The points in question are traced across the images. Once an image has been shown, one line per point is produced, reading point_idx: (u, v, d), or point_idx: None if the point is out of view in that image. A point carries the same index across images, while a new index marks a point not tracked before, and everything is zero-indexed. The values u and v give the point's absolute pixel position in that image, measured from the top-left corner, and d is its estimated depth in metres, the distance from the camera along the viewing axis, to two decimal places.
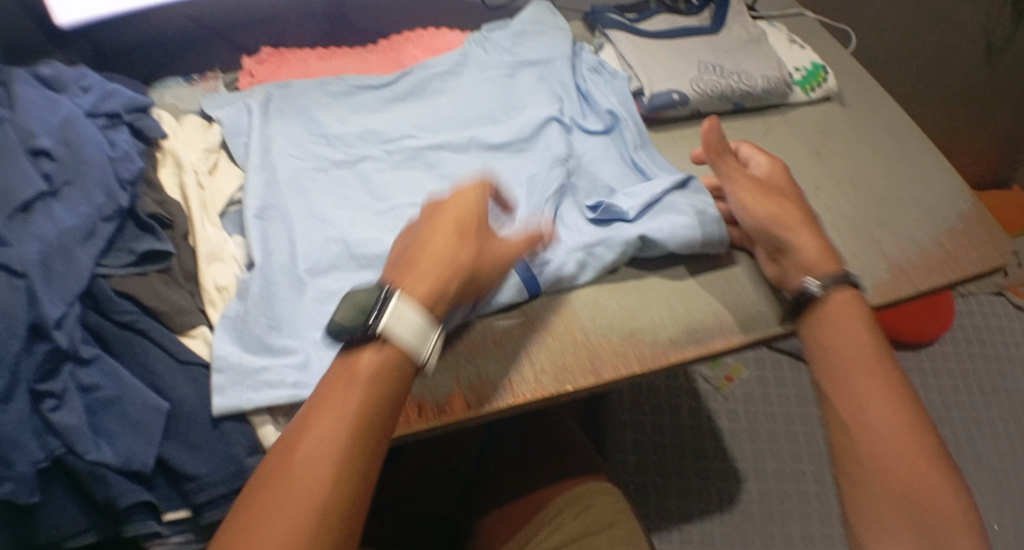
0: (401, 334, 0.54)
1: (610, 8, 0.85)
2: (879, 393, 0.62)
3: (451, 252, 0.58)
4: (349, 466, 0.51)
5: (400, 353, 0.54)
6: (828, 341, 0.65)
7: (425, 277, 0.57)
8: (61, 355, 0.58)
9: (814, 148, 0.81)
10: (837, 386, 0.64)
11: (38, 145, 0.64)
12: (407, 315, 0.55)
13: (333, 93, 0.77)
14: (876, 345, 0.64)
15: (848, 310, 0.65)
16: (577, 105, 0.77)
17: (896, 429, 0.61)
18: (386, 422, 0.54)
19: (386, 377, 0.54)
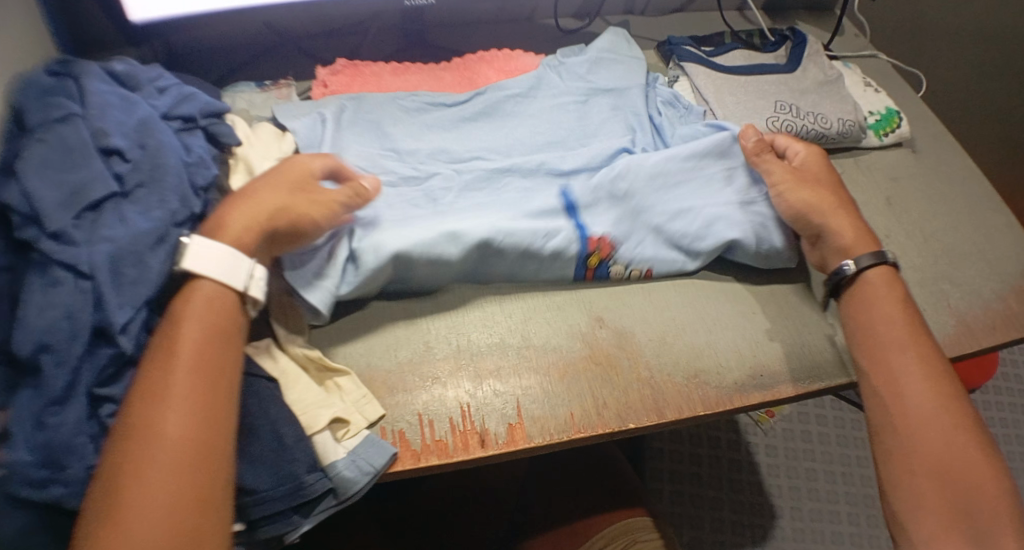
0: (201, 267, 0.56)
1: (686, 40, 0.84)
2: (919, 360, 0.61)
3: (271, 208, 0.60)
4: (198, 412, 0.51)
5: (217, 290, 0.56)
6: (863, 312, 0.65)
7: (241, 230, 0.58)
8: (124, 359, 0.59)
9: (885, 194, 0.79)
10: (875, 355, 0.63)
11: (110, 145, 0.63)
12: (206, 257, 0.56)
13: (407, 109, 0.76)
14: (912, 317, 0.64)
15: (880, 282, 0.65)
16: (649, 138, 0.76)
17: (942, 401, 0.60)
18: (229, 343, 0.56)
19: (211, 306, 0.56)
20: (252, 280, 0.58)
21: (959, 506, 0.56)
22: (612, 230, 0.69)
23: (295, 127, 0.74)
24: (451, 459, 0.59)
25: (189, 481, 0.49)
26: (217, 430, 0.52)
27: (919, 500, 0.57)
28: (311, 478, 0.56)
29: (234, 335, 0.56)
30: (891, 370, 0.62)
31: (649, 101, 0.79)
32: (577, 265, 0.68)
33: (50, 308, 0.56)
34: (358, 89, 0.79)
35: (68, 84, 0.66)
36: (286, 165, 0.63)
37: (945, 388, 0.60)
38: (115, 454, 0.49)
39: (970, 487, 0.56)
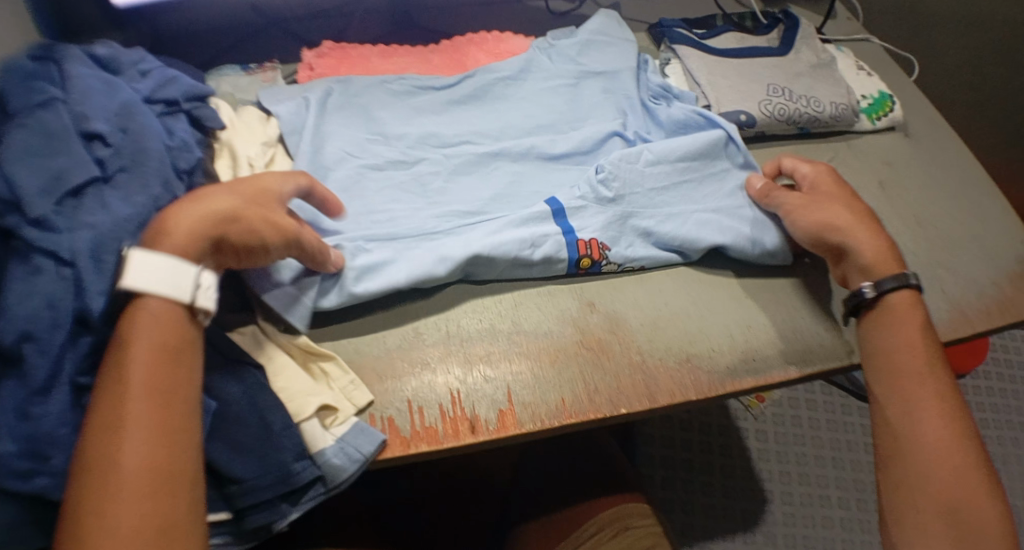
0: (145, 283, 0.51)
1: (678, 23, 0.83)
2: (930, 389, 0.61)
3: (225, 230, 0.54)
4: (167, 440, 0.49)
5: (167, 305, 0.52)
6: (881, 340, 0.64)
7: (187, 244, 0.53)
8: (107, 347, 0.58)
9: (877, 179, 0.79)
10: (888, 383, 0.62)
11: (92, 129, 0.62)
12: (151, 270, 0.52)
13: (395, 92, 0.75)
14: (928, 345, 0.63)
15: (905, 308, 0.64)
16: (641, 122, 0.76)
17: (948, 432, 0.59)
18: (185, 358, 0.52)
19: (161, 325, 0.52)
20: (198, 290, 0.53)
21: (959, 540, 0.56)
22: (599, 230, 0.67)
23: (280, 111, 0.72)
24: (442, 446, 0.59)
25: (171, 510, 0.47)
26: (186, 463, 0.49)
27: (924, 533, 0.57)
28: (299, 466, 0.56)
29: (188, 356, 0.52)
30: (906, 402, 0.61)
31: (641, 85, 0.79)
32: (568, 266, 0.67)
33: (31, 297, 0.55)
34: (346, 71, 0.77)
35: (50, 69, 0.65)
36: (252, 180, 0.58)
37: (951, 419, 0.60)
38: (84, 496, 0.47)
39: (973, 524, 0.57)
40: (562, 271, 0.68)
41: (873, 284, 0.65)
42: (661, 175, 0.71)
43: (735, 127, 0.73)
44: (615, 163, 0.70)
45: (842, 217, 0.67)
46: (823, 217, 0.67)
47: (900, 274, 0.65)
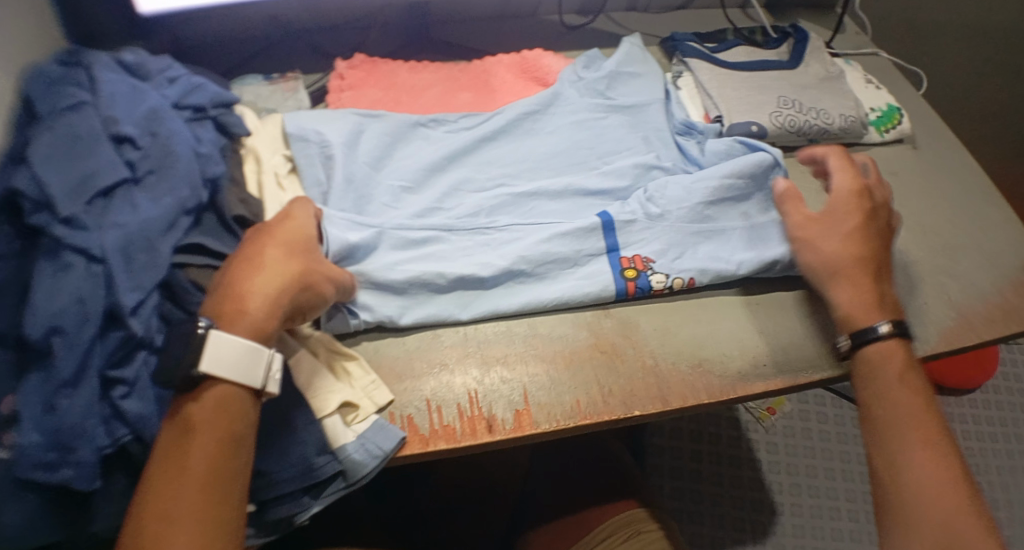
0: (218, 369, 0.54)
1: (690, 37, 0.84)
2: (918, 436, 0.61)
3: (279, 278, 0.58)
4: (208, 501, 0.52)
5: (230, 388, 0.55)
6: (867, 388, 0.64)
7: (256, 309, 0.57)
8: (135, 342, 0.60)
9: (884, 190, 0.80)
10: (877, 434, 0.63)
11: (121, 132, 0.65)
12: (226, 353, 0.55)
13: (430, 136, 0.75)
14: (913, 389, 0.63)
15: (891, 358, 0.64)
16: (675, 157, 0.74)
17: (942, 473, 0.60)
18: (240, 418, 0.55)
19: (225, 410, 0.55)
20: (268, 375, 0.56)
21: None
22: (647, 246, 0.69)
23: (297, 160, 0.70)
24: (459, 443, 0.61)
25: None
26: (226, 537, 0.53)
27: None
28: (320, 461, 0.58)
29: (243, 441, 0.55)
30: (892, 447, 0.61)
31: (669, 117, 0.77)
32: (613, 276, 0.68)
33: (61, 293, 0.57)
34: (374, 85, 0.78)
35: (77, 73, 0.68)
36: (283, 219, 0.61)
37: (944, 461, 0.60)
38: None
39: None
40: (612, 294, 0.68)
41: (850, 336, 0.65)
42: (710, 191, 0.70)
43: (778, 151, 0.72)
44: (655, 184, 0.71)
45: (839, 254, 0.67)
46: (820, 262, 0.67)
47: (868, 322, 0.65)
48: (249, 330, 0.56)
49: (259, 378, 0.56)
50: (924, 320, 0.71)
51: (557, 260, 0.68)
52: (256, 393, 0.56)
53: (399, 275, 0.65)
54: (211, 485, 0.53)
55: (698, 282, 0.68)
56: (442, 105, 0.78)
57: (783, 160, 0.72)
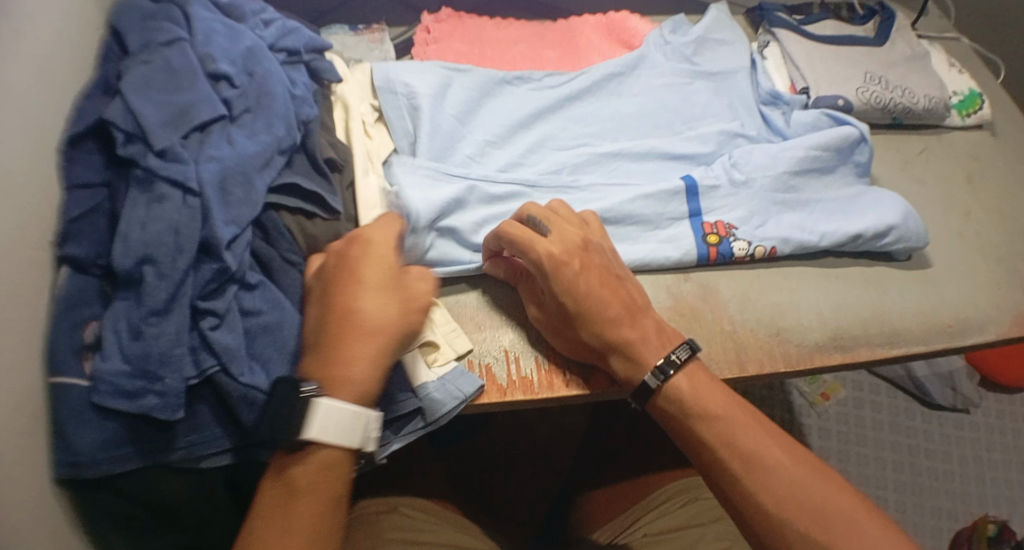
0: (327, 436, 0.54)
1: (778, 7, 0.83)
2: (751, 454, 0.57)
3: (377, 327, 0.56)
4: None
5: (331, 452, 0.56)
6: (701, 427, 0.58)
7: (360, 373, 0.56)
8: (227, 276, 0.61)
9: (964, 174, 0.80)
10: (726, 474, 0.57)
11: (218, 70, 0.66)
12: (333, 421, 0.55)
13: (514, 93, 0.75)
14: (760, 424, 0.59)
15: (684, 386, 0.59)
16: (759, 127, 0.74)
17: (803, 481, 0.56)
18: (333, 476, 0.56)
19: (327, 470, 0.56)
20: (367, 434, 0.56)
21: None
22: (730, 213, 0.69)
23: (384, 111, 0.71)
24: (534, 394, 0.62)
25: None
26: None
27: None
28: (401, 396, 0.60)
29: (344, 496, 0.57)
30: (770, 493, 0.56)
31: (754, 87, 0.77)
32: (696, 241, 0.67)
33: (156, 222, 0.58)
34: (461, 39, 0.79)
35: (172, 11, 0.69)
36: (359, 249, 0.58)
37: (779, 466, 0.57)
38: None
39: None
40: (694, 259, 0.67)
41: (658, 371, 0.59)
42: (796, 161, 0.70)
43: (865, 126, 0.72)
44: (740, 151, 0.71)
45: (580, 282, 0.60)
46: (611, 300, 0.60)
47: (652, 363, 0.59)
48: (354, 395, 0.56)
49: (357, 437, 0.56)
50: (999, 305, 0.71)
51: (637, 221, 0.67)
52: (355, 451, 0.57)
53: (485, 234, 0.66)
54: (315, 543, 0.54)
55: (780, 251, 0.68)
56: (528, 62, 0.78)
57: (868, 136, 0.72)
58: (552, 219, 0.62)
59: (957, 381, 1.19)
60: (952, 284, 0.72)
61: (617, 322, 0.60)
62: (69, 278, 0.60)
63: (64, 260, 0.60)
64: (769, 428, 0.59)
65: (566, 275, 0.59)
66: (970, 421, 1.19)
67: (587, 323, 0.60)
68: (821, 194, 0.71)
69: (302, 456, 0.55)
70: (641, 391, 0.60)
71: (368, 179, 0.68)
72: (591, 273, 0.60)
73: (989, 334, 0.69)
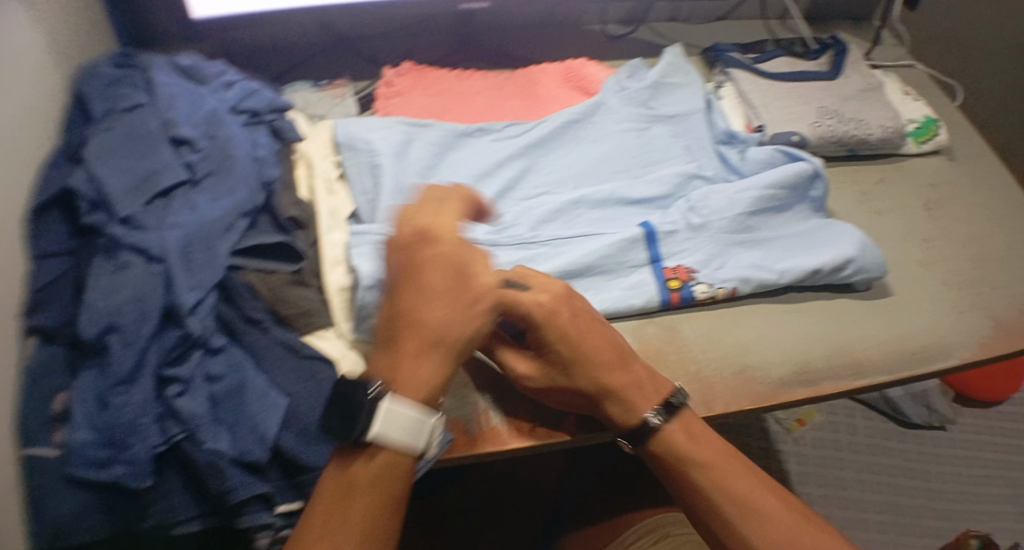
0: (389, 435, 0.56)
1: (732, 48, 0.85)
2: (745, 499, 0.59)
3: (453, 326, 0.59)
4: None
5: (395, 456, 0.57)
6: (694, 472, 0.60)
7: (421, 373, 0.58)
8: (192, 341, 0.61)
9: (924, 201, 0.81)
10: (718, 521, 0.59)
11: (181, 135, 0.67)
12: (397, 421, 0.57)
13: (475, 147, 0.76)
14: (749, 470, 0.61)
15: (679, 432, 0.61)
16: (716, 167, 0.76)
17: (796, 529, 0.58)
18: (393, 487, 0.57)
19: (386, 475, 0.57)
20: (430, 439, 0.58)
21: None
22: (688, 256, 0.70)
23: (347, 169, 0.72)
24: (503, 446, 0.62)
25: None
26: None
27: None
28: None
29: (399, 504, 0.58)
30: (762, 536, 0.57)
31: (711, 127, 0.78)
32: (658, 286, 0.68)
33: (121, 290, 0.59)
34: (422, 92, 0.80)
35: (137, 77, 0.71)
36: (429, 243, 0.60)
37: (774, 513, 0.58)
38: None
39: None
40: (657, 305, 0.68)
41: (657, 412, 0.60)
42: (752, 202, 0.71)
43: (819, 161, 0.73)
44: (697, 194, 0.72)
45: (573, 328, 0.61)
46: (597, 346, 0.61)
47: (648, 410, 0.60)
48: (416, 396, 0.58)
49: (422, 442, 0.58)
50: (961, 330, 0.71)
51: (600, 271, 0.68)
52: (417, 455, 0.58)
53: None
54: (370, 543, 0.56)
55: (741, 291, 0.70)
56: (489, 112, 0.80)
57: (824, 171, 0.73)
58: (530, 275, 0.63)
59: (931, 399, 1.21)
60: (915, 312, 0.72)
61: (609, 366, 0.61)
62: (36, 349, 0.61)
63: (32, 330, 0.61)
64: (760, 474, 0.61)
65: (559, 324, 0.60)
66: (949, 438, 1.20)
67: (582, 369, 0.60)
68: (779, 231, 0.72)
69: (364, 454, 0.57)
70: (637, 433, 0.61)
71: (332, 235, 0.68)
72: (579, 319, 0.61)
73: (953, 359, 0.69)
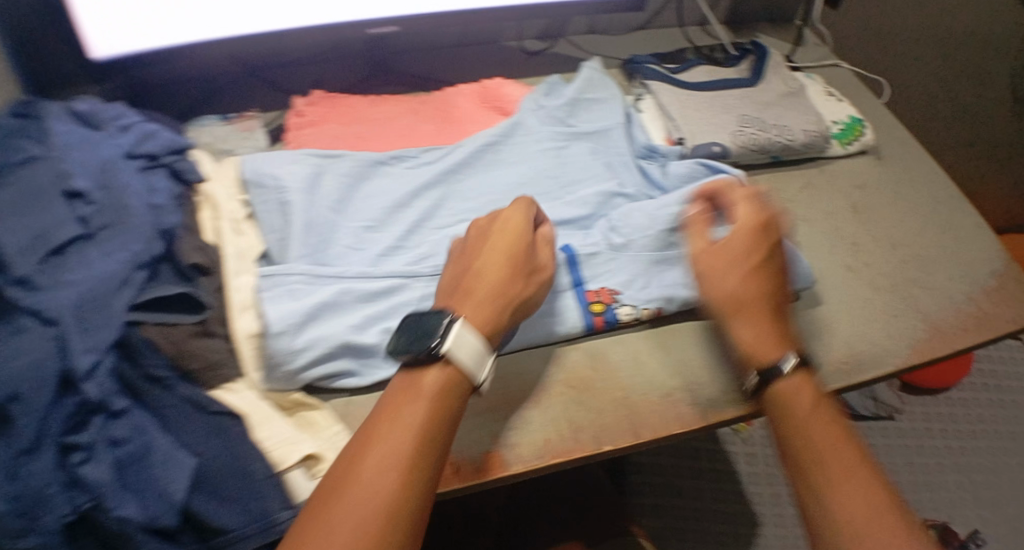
0: (462, 352, 0.55)
1: (649, 58, 0.85)
2: (846, 451, 0.58)
3: (492, 278, 0.60)
4: (415, 485, 0.51)
5: (460, 375, 0.56)
6: (805, 418, 0.60)
7: (481, 307, 0.58)
8: (91, 407, 0.57)
9: (851, 203, 0.80)
10: (803, 467, 0.58)
11: (74, 187, 0.64)
12: (465, 346, 0.56)
13: (392, 175, 0.74)
14: (834, 425, 0.60)
15: (800, 390, 0.61)
16: (637, 182, 0.75)
17: (873, 484, 0.56)
18: (452, 407, 0.55)
19: (449, 390, 0.55)
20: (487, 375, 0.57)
21: None
22: (613, 277, 0.68)
23: (255, 208, 0.69)
24: None
25: None
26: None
27: None
28: (282, 515, 0.57)
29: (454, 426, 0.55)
30: (835, 482, 0.57)
31: (631, 142, 0.78)
32: (581, 312, 0.67)
33: (19, 357, 0.54)
34: (336, 120, 0.78)
35: (30, 127, 0.68)
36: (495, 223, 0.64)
37: (870, 471, 0.57)
38: (305, 514, 0.50)
39: None
40: (581, 329, 0.67)
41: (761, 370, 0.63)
42: (674, 217, 0.70)
43: (740, 172, 0.72)
44: (618, 213, 0.71)
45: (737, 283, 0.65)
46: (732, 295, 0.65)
47: (774, 358, 0.63)
48: (479, 327, 0.57)
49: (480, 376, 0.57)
50: (895, 333, 0.70)
51: None
52: (473, 388, 0.57)
53: (371, 334, 0.64)
54: (422, 449, 0.53)
55: (666, 310, 0.68)
56: (404, 138, 0.78)
57: (744, 182, 0.72)
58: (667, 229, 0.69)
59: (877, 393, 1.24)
60: (847, 319, 0.71)
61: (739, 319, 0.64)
62: None
63: None
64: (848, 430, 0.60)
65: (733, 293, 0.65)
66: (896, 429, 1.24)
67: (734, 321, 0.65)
68: None
69: (434, 365, 0.56)
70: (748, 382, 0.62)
71: (239, 280, 0.65)
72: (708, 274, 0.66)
73: (888, 366, 0.68)
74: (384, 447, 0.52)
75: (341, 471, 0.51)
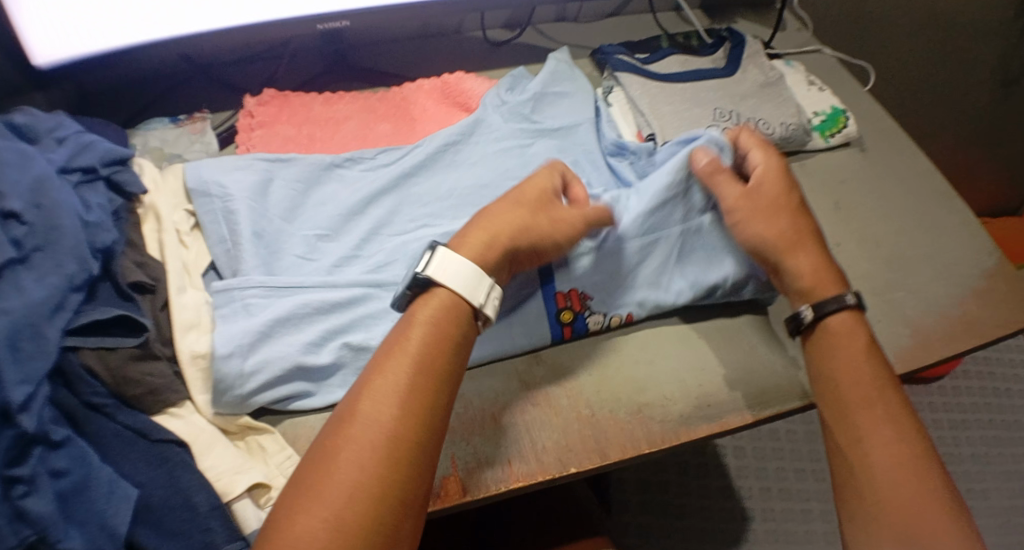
0: (446, 278, 0.57)
1: (619, 49, 0.81)
2: (880, 392, 0.59)
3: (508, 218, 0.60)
4: (422, 407, 0.52)
5: (453, 300, 0.57)
6: (837, 358, 0.61)
7: (472, 241, 0.59)
8: (28, 439, 0.53)
9: (833, 199, 0.76)
10: (834, 403, 0.60)
11: (6, 207, 0.57)
12: (451, 271, 0.57)
13: (347, 179, 0.70)
14: (876, 367, 0.60)
15: (845, 326, 0.61)
16: (605, 181, 0.71)
17: (906, 427, 0.57)
18: (457, 332, 0.57)
19: (448, 313, 0.57)
20: (488, 297, 0.58)
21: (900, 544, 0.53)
22: (587, 282, 0.65)
23: (200, 218, 0.65)
24: None
25: (397, 474, 0.50)
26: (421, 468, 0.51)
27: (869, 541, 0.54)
28: (228, 548, 0.55)
29: (461, 350, 0.56)
30: (865, 421, 0.58)
31: (599, 138, 0.74)
32: (549, 322, 0.64)
33: None
34: (287, 121, 0.74)
35: None
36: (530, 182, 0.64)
37: (902, 412, 0.58)
38: (323, 437, 0.51)
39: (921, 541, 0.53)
40: (547, 340, 0.65)
41: (812, 307, 0.62)
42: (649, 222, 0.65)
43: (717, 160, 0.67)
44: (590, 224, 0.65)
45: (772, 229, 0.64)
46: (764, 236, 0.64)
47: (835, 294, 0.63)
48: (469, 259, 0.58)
49: (479, 298, 0.57)
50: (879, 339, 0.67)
51: None
52: (474, 311, 0.58)
53: (326, 352, 0.62)
54: (427, 372, 0.54)
55: (638, 317, 0.66)
56: (361, 139, 0.74)
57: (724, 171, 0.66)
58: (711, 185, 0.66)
59: None
60: None
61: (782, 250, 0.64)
62: None
63: None
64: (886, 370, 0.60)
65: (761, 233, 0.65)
66: None
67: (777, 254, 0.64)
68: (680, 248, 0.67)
69: (428, 295, 0.57)
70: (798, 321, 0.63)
71: (184, 296, 0.62)
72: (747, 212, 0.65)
73: None
74: (392, 373, 0.53)
75: (352, 398, 0.52)
